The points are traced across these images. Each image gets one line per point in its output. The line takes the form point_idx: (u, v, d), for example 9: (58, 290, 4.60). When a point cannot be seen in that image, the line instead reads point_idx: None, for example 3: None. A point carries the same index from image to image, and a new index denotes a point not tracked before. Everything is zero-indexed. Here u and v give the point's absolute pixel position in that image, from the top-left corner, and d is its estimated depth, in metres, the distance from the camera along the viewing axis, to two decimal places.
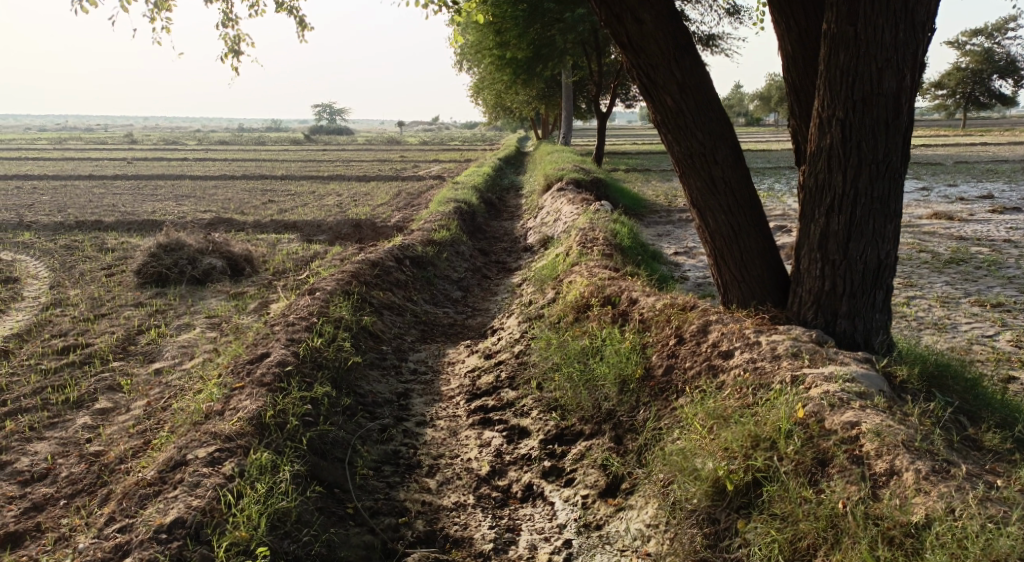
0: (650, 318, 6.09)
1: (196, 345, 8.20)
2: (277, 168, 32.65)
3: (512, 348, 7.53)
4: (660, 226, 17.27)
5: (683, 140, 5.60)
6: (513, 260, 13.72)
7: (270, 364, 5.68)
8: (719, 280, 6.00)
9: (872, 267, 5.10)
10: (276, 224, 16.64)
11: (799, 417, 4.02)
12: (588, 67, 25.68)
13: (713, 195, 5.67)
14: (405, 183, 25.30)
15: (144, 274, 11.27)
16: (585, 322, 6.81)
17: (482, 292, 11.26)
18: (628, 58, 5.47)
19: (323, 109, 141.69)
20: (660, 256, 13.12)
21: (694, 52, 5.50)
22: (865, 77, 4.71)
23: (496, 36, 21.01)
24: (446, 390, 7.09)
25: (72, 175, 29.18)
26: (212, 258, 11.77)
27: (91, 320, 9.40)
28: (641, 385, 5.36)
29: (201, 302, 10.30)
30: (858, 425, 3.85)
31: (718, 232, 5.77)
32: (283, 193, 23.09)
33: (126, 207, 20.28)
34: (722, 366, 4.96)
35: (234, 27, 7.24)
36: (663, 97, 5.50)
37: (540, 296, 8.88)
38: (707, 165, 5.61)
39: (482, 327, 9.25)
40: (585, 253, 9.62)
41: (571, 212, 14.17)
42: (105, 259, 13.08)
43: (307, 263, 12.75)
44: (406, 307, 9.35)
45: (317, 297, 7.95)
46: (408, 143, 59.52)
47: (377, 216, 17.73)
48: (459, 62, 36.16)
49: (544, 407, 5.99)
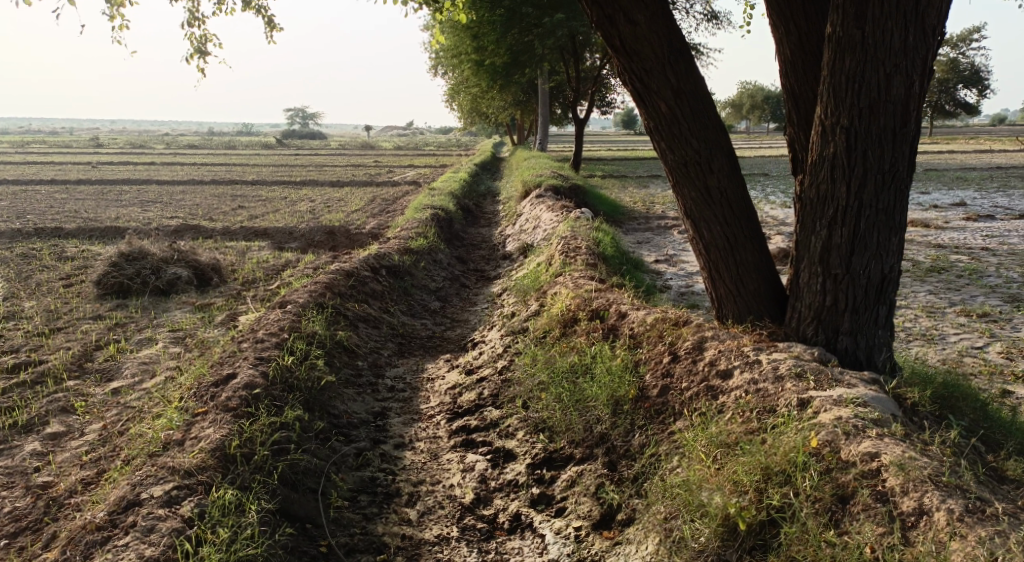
0: (641, 334, 5.79)
1: (158, 363, 7.80)
2: (247, 172, 32.09)
3: (495, 364, 7.21)
4: (639, 233, 17.05)
5: (677, 148, 5.31)
6: (491, 269, 13.40)
7: (237, 386, 5.31)
8: (714, 294, 5.71)
9: (876, 282, 4.81)
10: (245, 231, 16.20)
11: (812, 448, 3.78)
12: (565, 72, 25.46)
13: (707, 205, 5.38)
14: (379, 189, 24.91)
15: (105, 285, 10.81)
16: (572, 336, 6.51)
17: (461, 302, 10.93)
18: (620, 61, 5.19)
19: (294, 114, 140.77)
20: (642, 264, 12.88)
21: (688, 55, 5.23)
22: (871, 82, 4.46)
23: (473, 40, 21.02)
24: (425, 409, 6.74)
25: (35, 180, 28.43)
26: (177, 267, 11.32)
27: (46, 335, 8.95)
28: (635, 407, 5.06)
29: (164, 314, 9.86)
30: (878, 457, 3.62)
31: (713, 244, 5.48)
32: (253, 199, 22.60)
33: (90, 213, 19.69)
34: (722, 386, 4.66)
35: (200, 26, 6.92)
36: (657, 102, 5.22)
37: (522, 308, 8.56)
38: (702, 173, 5.32)
39: (462, 339, 8.91)
40: (568, 263, 9.31)
41: (550, 219, 13.88)
42: (64, 269, 12.58)
43: (278, 273, 12.34)
44: (382, 319, 8.99)
45: (288, 311, 7.57)
46: (382, 147, 58.95)
47: (350, 223, 17.33)
48: (433, 66, 35.81)
49: (530, 427, 5.67)
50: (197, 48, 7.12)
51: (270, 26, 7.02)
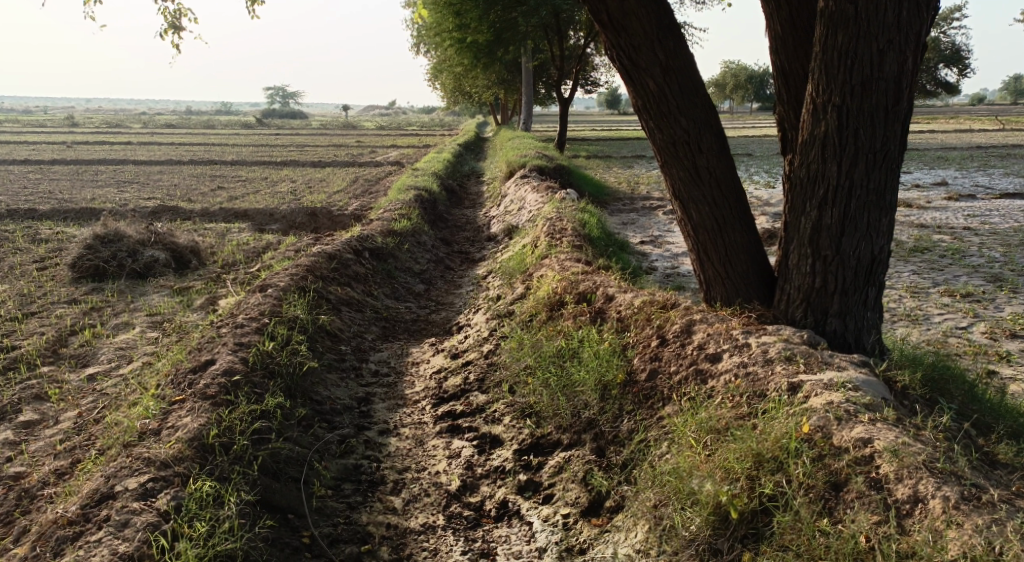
0: (629, 317, 5.71)
1: (135, 349, 7.66)
2: (227, 152, 31.69)
3: (481, 348, 7.12)
4: (624, 213, 16.98)
5: (665, 127, 5.21)
6: (476, 250, 13.29)
7: (216, 373, 5.19)
8: (702, 276, 5.63)
9: (866, 264, 4.75)
10: (225, 212, 15.98)
11: (805, 433, 3.74)
12: (549, 51, 25.23)
13: (695, 186, 5.30)
14: (362, 169, 24.69)
15: (80, 268, 10.61)
16: (559, 320, 6.43)
17: (446, 285, 10.83)
18: (608, 37, 5.07)
19: (275, 93, 139.31)
20: (627, 245, 12.82)
21: (677, 32, 5.11)
22: (864, 59, 4.37)
23: (455, 17, 20.43)
24: (410, 394, 6.66)
25: (9, 160, 27.92)
26: (155, 250, 11.14)
27: (19, 320, 8.77)
28: (623, 392, 4.99)
29: (141, 298, 9.69)
30: (871, 443, 3.59)
31: (701, 226, 5.40)
32: (234, 180, 22.32)
33: (66, 194, 19.35)
34: (712, 369, 4.60)
35: (174, 0, 6.73)
36: (645, 80, 5.11)
37: (508, 290, 8.47)
38: (691, 153, 5.23)
39: (447, 322, 8.82)
40: (553, 245, 9.21)
41: (535, 200, 13.77)
42: (39, 251, 12.35)
43: (258, 255, 12.17)
44: (366, 302, 8.87)
45: (269, 295, 7.43)
46: (364, 127, 58.34)
47: (332, 204, 17.13)
48: (415, 44, 35.37)
49: (517, 412, 5.59)
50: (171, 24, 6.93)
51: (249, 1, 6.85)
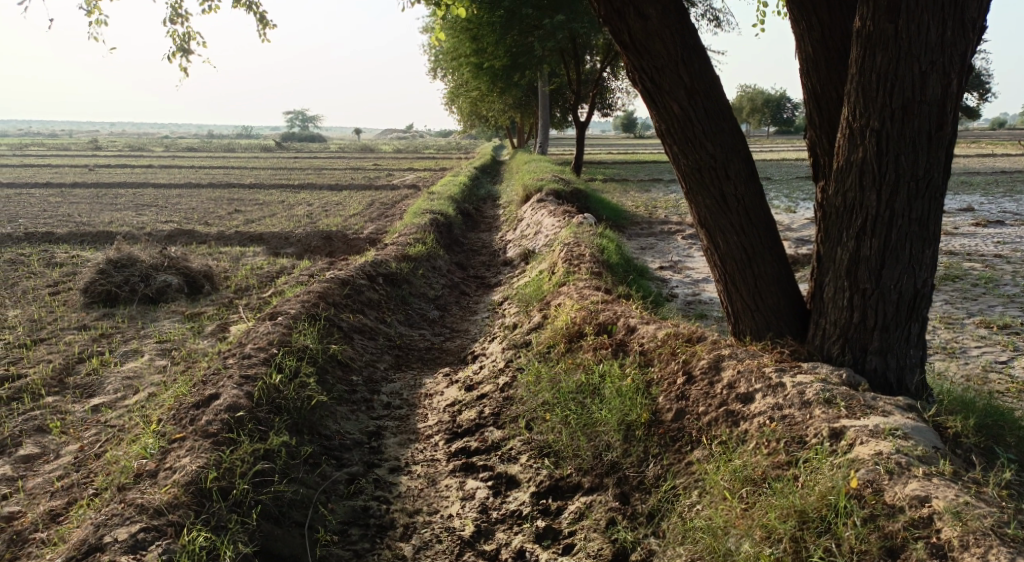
0: (652, 351, 5.43)
1: (142, 379, 7.43)
2: (245, 176, 31.79)
3: (496, 380, 6.84)
4: (642, 238, 16.71)
5: (691, 152, 4.94)
6: (492, 276, 13.04)
7: (219, 409, 4.95)
8: (729, 308, 5.34)
9: (908, 299, 4.45)
10: (240, 236, 15.86)
11: (853, 488, 3.47)
12: (566, 75, 25.09)
13: (723, 214, 5.02)
14: (378, 192, 24.60)
15: (92, 293, 10.43)
16: (578, 352, 6.15)
17: (461, 311, 10.58)
18: (630, 58, 4.83)
19: (296, 118, 140.89)
20: (646, 271, 12.53)
21: (703, 53, 4.87)
22: (905, 80, 4.10)
23: (473, 42, 20.73)
24: (422, 429, 6.39)
25: (30, 183, 28.10)
26: (168, 275, 10.97)
27: (27, 347, 8.58)
28: (648, 433, 4.70)
29: (152, 324, 9.49)
30: (929, 502, 3.30)
31: (729, 256, 5.11)
32: (251, 203, 22.26)
33: (83, 217, 19.33)
34: (744, 410, 4.31)
35: (183, 23, 6.58)
36: (669, 103, 4.85)
37: (524, 318, 8.20)
38: (717, 180, 4.96)
39: (462, 351, 8.56)
40: (571, 272, 8.94)
41: (552, 224, 13.52)
42: (53, 275, 12.22)
43: (272, 280, 11.98)
44: (378, 329, 8.62)
45: (279, 323, 7.20)
46: (382, 151, 58.65)
47: (348, 227, 16.97)
48: (432, 68, 35.39)
49: (534, 450, 5.31)
50: (180, 46, 6.79)
51: (261, 23, 6.68)
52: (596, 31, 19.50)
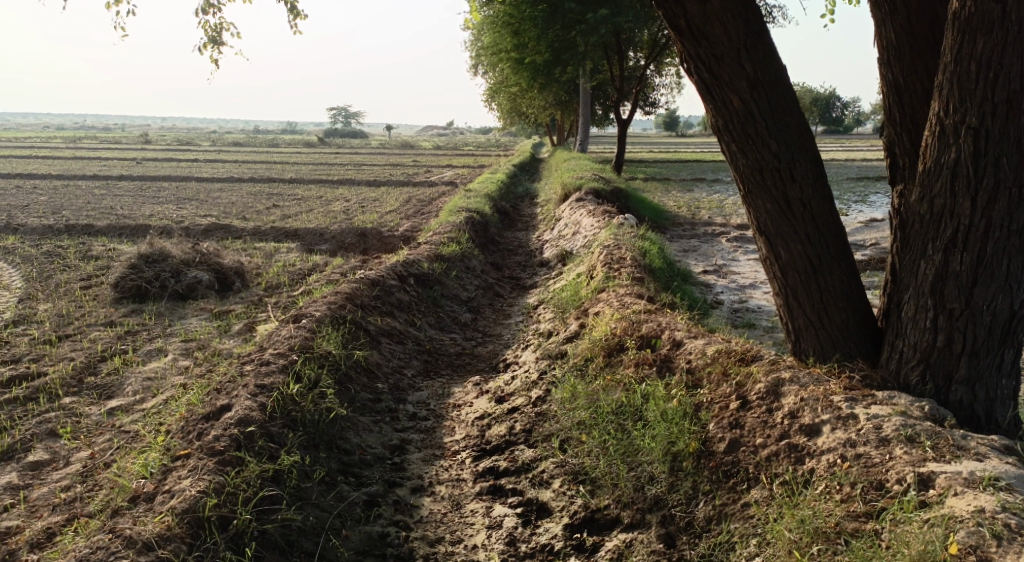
0: (702, 370, 4.98)
1: (163, 381, 7.10)
2: (285, 171, 31.77)
3: (529, 393, 6.40)
4: (684, 240, 16.13)
5: (751, 151, 4.44)
6: (527, 277, 12.62)
7: (229, 422, 4.61)
8: (789, 324, 4.83)
9: (1003, 320, 3.95)
10: (276, 231, 15.63)
11: (954, 555, 2.98)
12: (608, 72, 24.56)
13: (786, 221, 4.52)
14: (415, 189, 24.29)
15: (122, 288, 10.17)
16: (617, 367, 5.69)
17: (495, 314, 10.15)
18: (685, 45, 4.34)
19: (338, 114, 142.23)
20: (689, 275, 11.99)
21: (768, 40, 4.37)
22: (1011, 70, 3.63)
23: (513, 37, 20.28)
24: (449, 444, 5.98)
25: (76, 175, 28.37)
26: (198, 271, 10.69)
27: (51, 343, 8.30)
28: (697, 465, 4.23)
29: (179, 322, 9.17)
30: None
31: (791, 267, 4.60)
32: (289, 198, 22.11)
33: (123, 210, 19.32)
34: (809, 444, 3.86)
35: (215, 13, 6.29)
36: (728, 96, 4.36)
37: (560, 326, 7.75)
38: (781, 182, 4.45)
39: (494, 358, 8.13)
40: (610, 276, 8.46)
41: (591, 225, 13.05)
42: (86, 269, 12.06)
43: (304, 277, 11.67)
44: (407, 333, 8.24)
45: (302, 326, 6.85)
46: (422, 147, 58.61)
47: (383, 224, 16.66)
48: (472, 63, 35.05)
49: (568, 475, 4.85)
50: (213, 37, 6.52)
51: (292, 13, 6.33)
52: (641, 26, 18.95)
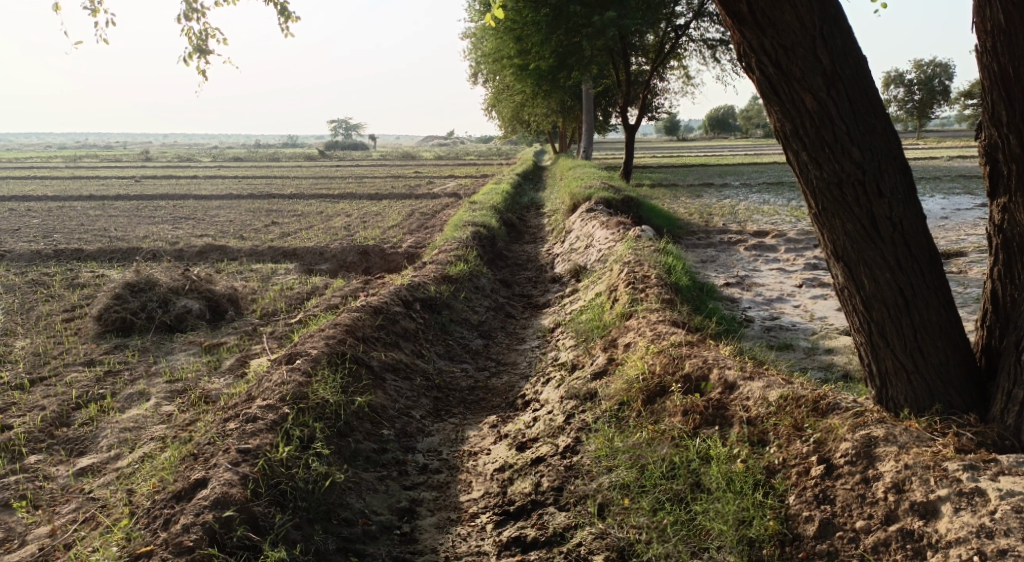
0: (766, 421, 4.28)
1: (142, 432, 6.25)
2: (285, 185, 31.03)
3: (555, 439, 5.62)
4: (701, 250, 15.34)
5: (828, 161, 3.73)
6: (539, 294, 11.84)
7: (202, 505, 4.04)
8: (872, 367, 4.12)
9: None
10: (274, 251, 14.85)
11: None
12: (614, 77, 23.78)
13: (871, 244, 3.81)
14: (418, 202, 23.54)
15: (105, 321, 9.29)
16: (660, 414, 4.91)
17: (508, 339, 9.35)
18: (746, 36, 3.62)
19: (338, 126, 142.04)
20: (713, 290, 11.21)
21: (846, 27, 3.67)
22: None
23: (516, 43, 19.51)
24: (465, 504, 5.17)
25: (72, 195, 27.64)
26: (188, 299, 9.87)
27: (24, 388, 7.47)
28: (784, 556, 3.64)
29: (165, 358, 8.33)
30: None
31: (878, 299, 3.90)
32: (288, 214, 21.34)
33: (117, 231, 18.51)
34: (928, 532, 3.35)
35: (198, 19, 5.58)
36: (800, 95, 3.64)
37: (584, 357, 6.94)
38: (865, 198, 3.74)
39: (510, 392, 7.33)
40: (636, 298, 7.70)
41: (605, 238, 12.26)
42: (71, 298, 11.23)
43: (303, 303, 10.86)
44: (414, 366, 7.42)
45: (296, 369, 6.04)
46: (423, 158, 57.91)
47: (385, 241, 15.88)
48: (472, 70, 34.24)
49: (611, 552, 4.07)
50: (197, 46, 5.75)
51: (282, 17, 5.57)
52: (649, 27, 18.21)
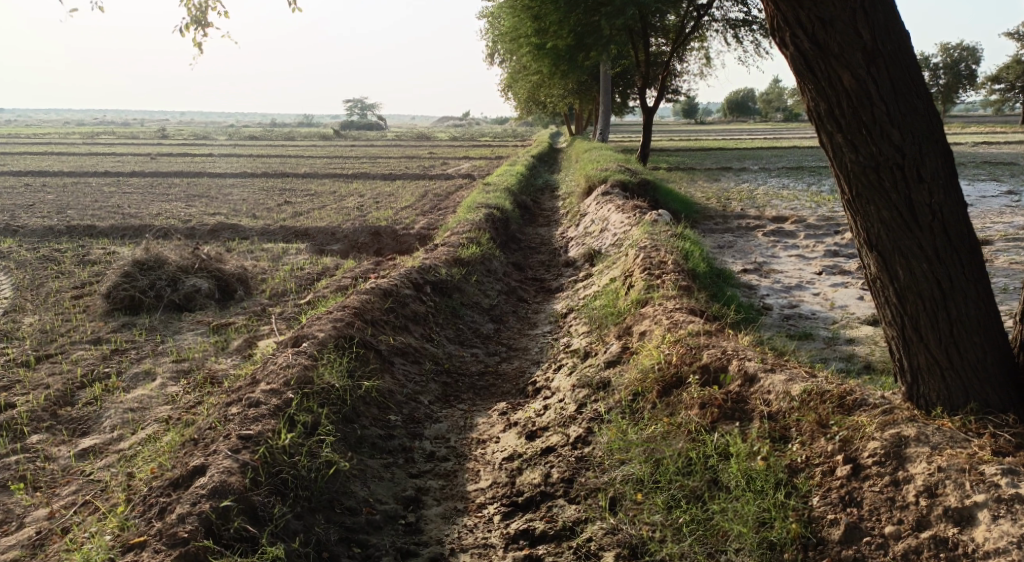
0: (788, 416, 4.12)
1: (146, 413, 6.11)
2: (300, 165, 30.89)
3: (566, 429, 5.45)
4: (718, 235, 15.08)
5: (864, 141, 3.62)
6: (552, 279, 11.64)
7: (200, 494, 3.93)
8: (903, 362, 3.98)
9: None
10: (286, 231, 14.71)
11: None
12: (632, 58, 23.40)
13: (906, 231, 3.68)
14: (432, 183, 23.33)
15: (113, 299, 9.16)
16: (676, 405, 4.73)
17: (520, 324, 9.17)
18: (783, 10, 3.55)
19: (354, 105, 141.89)
20: (730, 277, 10.98)
21: (888, 4, 3.57)
22: None
23: (533, 22, 19.20)
24: (473, 494, 5.02)
25: (87, 171, 27.59)
26: (197, 278, 9.73)
27: (28, 366, 7.36)
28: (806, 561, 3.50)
29: (172, 338, 8.19)
30: None
31: (913, 290, 3.76)
32: (301, 194, 21.20)
33: (130, 209, 18.43)
34: (964, 540, 3.19)
35: None
36: (836, 72, 3.55)
37: (597, 345, 6.74)
38: (901, 181, 3.62)
39: (521, 378, 7.15)
40: (652, 284, 7.50)
41: (621, 222, 12.02)
42: (81, 275, 11.12)
43: (313, 283, 10.71)
44: (423, 351, 7.27)
45: (302, 352, 5.90)
46: (438, 139, 57.67)
47: (398, 222, 15.71)
48: (489, 50, 33.85)
49: (624, 549, 3.93)
50: (196, 17, 5.59)
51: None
52: (669, 7, 17.86)
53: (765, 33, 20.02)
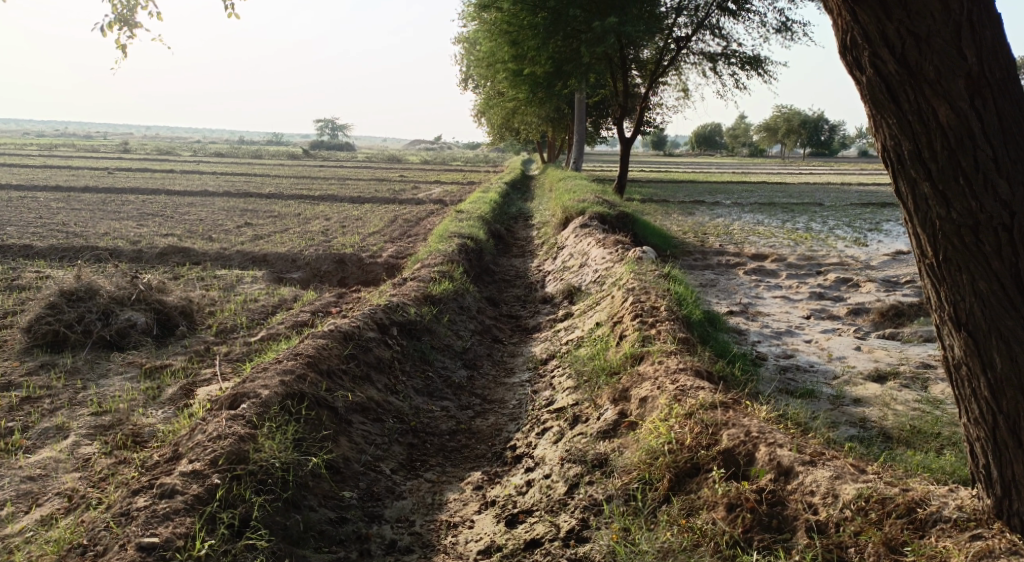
0: (846, 532, 3.33)
1: (48, 483, 5.08)
2: (266, 184, 29.76)
3: (555, 516, 4.55)
4: (700, 272, 14.35)
5: (961, 191, 2.86)
6: (528, 316, 10.79)
7: None
8: (991, 473, 3.18)
9: None
10: (242, 256, 13.70)
11: None
12: (610, 87, 22.83)
13: (1010, 306, 2.92)
14: (401, 207, 22.40)
15: (34, 334, 8.09)
16: (694, 505, 3.88)
17: (496, 370, 8.25)
18: (865, 22, 2.80)
19: (325, 126, 140.96)
20: (719, 319, 10.18)
21: (995, 25, 2.84)
22: None
23: (511, 47, 18.50)
24: None
25: (39, 185, 26.21)
26: (134, 312, 8.71)
27: None
28: None
29: (96, 382, 7.15)
30: None
31: (1011, 382, 2.99)
32: (264, 215, 20.14)
33: (77, 227, 17.21)
34: None
35: None
36: (929, 102, 2.81)
37: (588, 408, 5.86)
38: (1007, 244, 2.86)
39: (500, 439, 6.22)
40: (645, 336, 6.63)
41: (602, 256, 11.23)
42: (6, 303, 10.01)
43: (266, 318, 9.69)
44: (386, 407, 6.30)
45: (239, 417, 4.93)
46: (408, 162, 56.83)
47: (364, 249, 14.76)
48: (463, 74, 33.22)
49: None
50: (121, 16, 4.82)
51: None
52: (649, 36, 17.28)
53: (745, 66, 19.54)
